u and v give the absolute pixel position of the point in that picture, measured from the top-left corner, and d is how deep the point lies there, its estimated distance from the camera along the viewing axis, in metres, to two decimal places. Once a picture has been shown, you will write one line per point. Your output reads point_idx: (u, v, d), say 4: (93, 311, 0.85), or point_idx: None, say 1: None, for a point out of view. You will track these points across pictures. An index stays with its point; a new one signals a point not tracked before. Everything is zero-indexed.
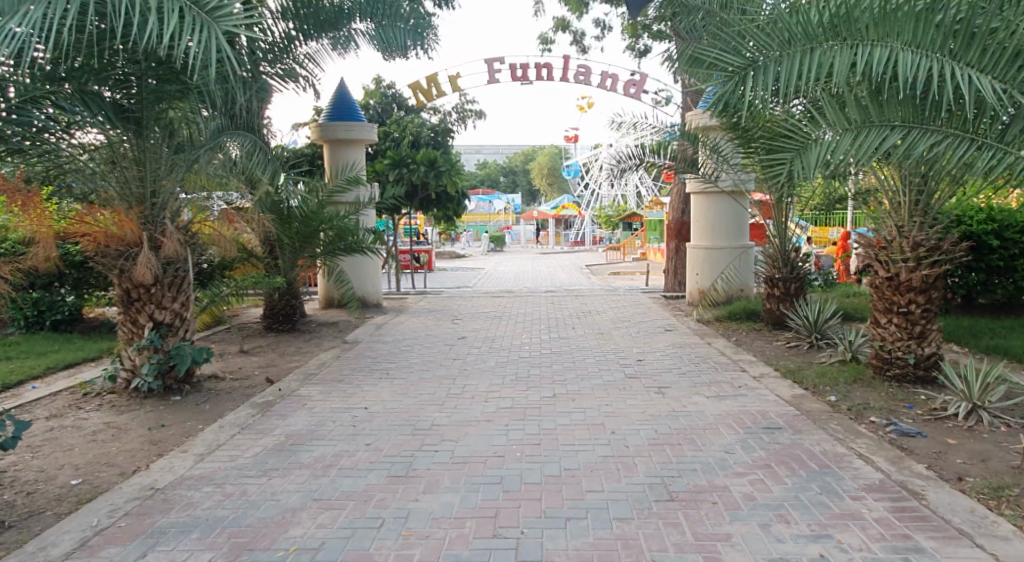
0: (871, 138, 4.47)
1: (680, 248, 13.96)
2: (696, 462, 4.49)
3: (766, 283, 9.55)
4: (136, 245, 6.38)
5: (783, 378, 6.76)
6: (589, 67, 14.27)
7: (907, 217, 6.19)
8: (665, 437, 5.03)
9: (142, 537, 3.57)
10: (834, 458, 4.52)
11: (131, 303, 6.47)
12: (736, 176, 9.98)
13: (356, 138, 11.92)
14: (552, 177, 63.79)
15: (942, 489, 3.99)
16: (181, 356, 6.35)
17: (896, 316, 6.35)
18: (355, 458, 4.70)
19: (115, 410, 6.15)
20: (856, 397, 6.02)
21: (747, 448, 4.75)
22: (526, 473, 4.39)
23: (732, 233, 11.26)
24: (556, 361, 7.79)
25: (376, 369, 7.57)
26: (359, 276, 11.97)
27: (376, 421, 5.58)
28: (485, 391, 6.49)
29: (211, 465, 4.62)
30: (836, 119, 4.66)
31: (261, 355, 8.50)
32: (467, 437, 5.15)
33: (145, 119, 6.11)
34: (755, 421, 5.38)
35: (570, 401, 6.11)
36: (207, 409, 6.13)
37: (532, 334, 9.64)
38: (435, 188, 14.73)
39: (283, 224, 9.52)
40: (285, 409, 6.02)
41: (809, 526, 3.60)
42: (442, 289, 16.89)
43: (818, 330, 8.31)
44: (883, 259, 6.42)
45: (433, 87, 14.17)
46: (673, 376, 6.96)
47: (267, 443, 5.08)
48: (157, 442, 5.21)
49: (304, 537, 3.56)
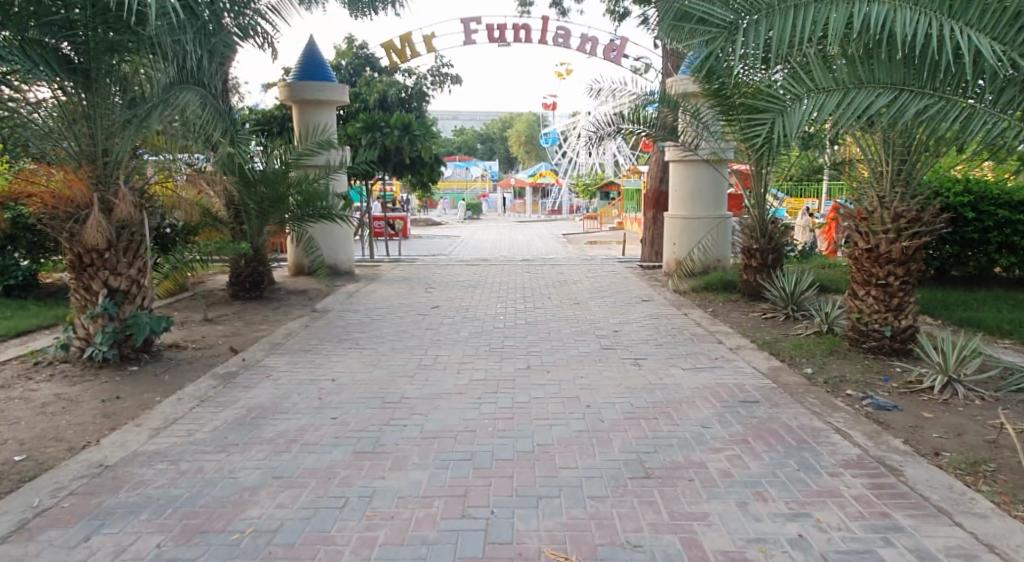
0: (859, 100, 4.31)
1: (658, 218, 13.82)
2: (673, 437, 4.38)
3: (743, 254, 9.44)
4: (85, 207, 6.04)
5: (760, 350, 6.69)
6: (568, 30, 13.91)
7: (889, 188, 6.09)
8: (642, 411, 4.91)
9: (85, 519, 3.36)
10: (811, 433, 4.42)
11: (83, 269, 6.17)
12: (715, 146, 9.88)
13: (326, 99, 11.48)
14: (530, 145, 63.03)
15: (920, 465, 3.90)
16: (139, 325, 6.18)
17: (874, 289, 6.27)
18: (320, 433, 4.51)
19: (68, 381, 5.87)
20: (833, 369, 5.96)
21: (724, 422, 4.63)
22: (498, 448, 4.24)
23: (710, 202, 11.11)
24: (531, 332, 7.64)
25: (346, 338, 7.36)
26: (329, 243, 11.66)
27: (343, 393, 5.39)
28: (457, 363, 6.32)
29: (167, 440, 4.40)
30: (823, 79, 4.50)
31: (227, 324, 8.20)
32: (437, 410, 4.98)
33: (93, 73, 5.74)
34: (732, 394, 5.28)
35: (544, 373, 5.96)
36: (166, 380, 5.88)
37: (507, 304, 9.47)
38: (409, 154, 14.35)
39: (247, 188, 9.12)
40: (248, 380, 5.79)
41: (788, 504, 3.49)
42: (418, 258, 16.52)
43: (795, 301, 8.24)
44: (864, 231, 6.30)
45: (407, 47, 13.72)
46: (649, 348, 6.84)
47: (227, 417, 4.86)
48: (110, 416, 4.96)
49: (261, 519, 3.37)
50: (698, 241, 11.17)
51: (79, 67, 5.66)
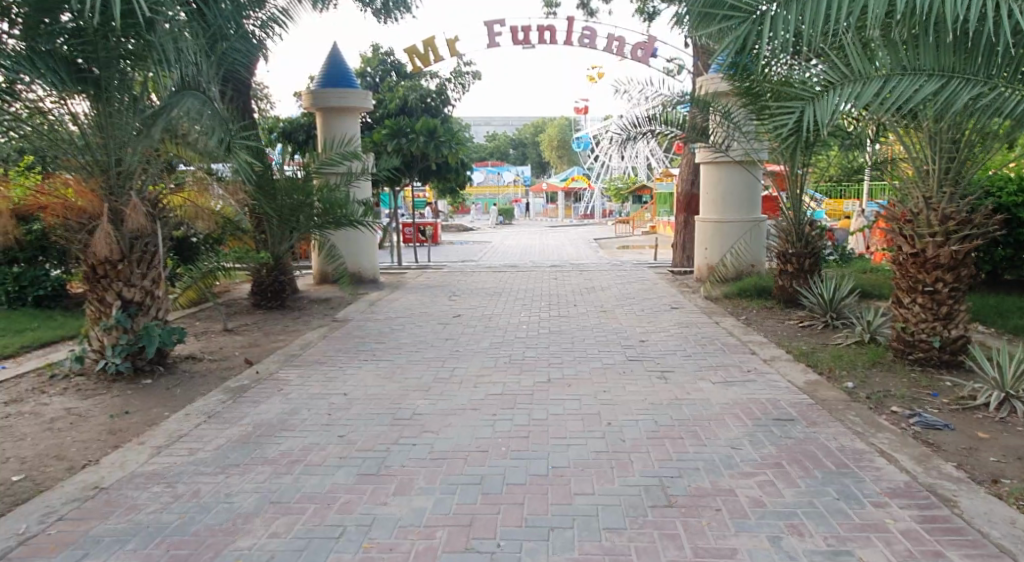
0: (903, 86, 3.93)
1: (689, 222, 13.40)
2: (699, 460, 4.04)
3: (778, 259, 9.01)
4: (95, 218, 6.06)
5: (795, 361, 6.31)
6: (595, 29, 13.60)
7: (936, 188, 5.66)
8: (667, 429, 4.59)
9: (70, 549, 3.22)
10: (853, 456, 4.04)
11: (97, 280, 6.08)
12: (747, 146, 9.48)
13: (350, 106, 11.36)
14: (562, 149, 62.57)
15: (978, 495, 3.50)
16: (150, 337, 6.03)
17: (920, 296, 5.85)
18: (324, 453, 4.29)
19: (81, 394, 5.76)
20: (876, 383, 5.55)
21: (755, 443, 4.29)
22: (510, 472, 3.96)
23: (743, 205, 10.69)
24: (554, 342, 7.35)
25: (363, 350, 7.16)
26: (352, 251, 11.54)
27: (353, 409, 5.17)
28: (475, 376, 6.05)
29: (167, 460, 4.23)
30: (861, 65, 4.13)
31: (246, 334, 8.08)
32: (450, 428, 4.72)
33: (103, 81, 5.67)
34: (765, 411, 4.91)
35: (565, 387, 5.66)
36: (177, 394, 5.74)
37: (531, 312, 9.21)
38: (434, 160, 14.17)
39: (267, 197, 9.02)
40: (258, 394, 5.62)
41: (826, 540, 3.15)
42: (446, 264, 16.36)
43: (834, 309, 7.82)
44: (909, 233, 5.88)
45: (430, 52, 13.57)
46: (677, 359, 6.51)
47: (232, 434, 4.67)
48: (115, 432, 4.82)
49: (251, 550, 3.18)
50: (731, 245, 10.75)
51: (87, 74, 5.61)
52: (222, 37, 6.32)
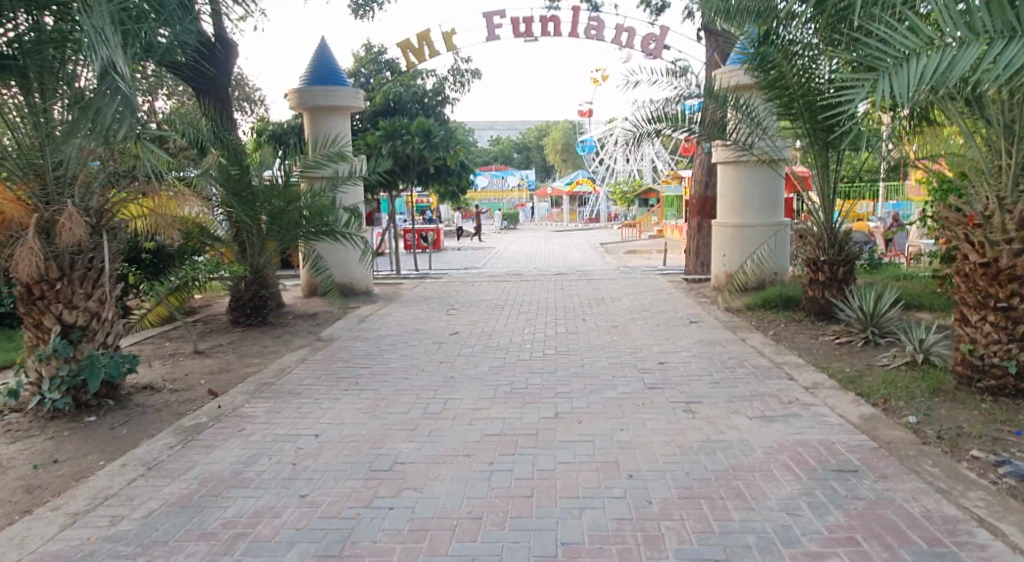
0: (1011, 50, 3.14)
1: (704, 226, 12.51)
2: (749, 534, 3.18)
3: (808, 267, 8.10)
4: (24, 230, 5.14)
5: (842, 389, 5.42)
6: (601, 20, 12.75)
7: (1011, 185, 4.80)
8: (703, 485, 3.73)
9: None
10: (946, 527, 3.18)
11: (33, 302, 5.26)
12: (770, 144, 8.65)
13: (337, 104, 10.53)
14: (565, 152, 61.77)
15: None
16: (93, 369, 5.18)
17: (991, 313, 4.95)
18: (278, 522, 3.45)
19: (9, 437, 4.91)
20: (943, 418, 4.67)
21: (816, 507, 3.43)
22: (508, 551, 3.11)
23: (764, 208, 9.79)
24: (561, 365, 6.49)
25: (344, 376, 6.31)
26: (342, 261, 10.71)
27: (323, 456, 4.34)
28: (470, 410, 5.20)
29: (81, 533, 3.38)
30: (948, 30, 3.37)
31: (218, 357, 7.26)
32: (436, 484, 3.87)
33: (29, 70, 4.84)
34: (819, 458, 4.05)
35: (575, 425, 4.80)
36: (121, 436, 4.90)
37: (536, 328, 8.34)
38: (432, 163, 13.29)
39: (243, 204, 8.08)
40: (213, 438, 4.76)
41: None
42: (447, 272, 15.56)
43: (875, 324, 6.94)
44: (978, 240, 5.00)
45: (425, 46, 12.75)
46: (704, 386, 5.63)
47: (171, 494, 3.83)
48: (32, 490, 3.97)
49: None
50: (752, 251, 9.85)
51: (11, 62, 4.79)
52: (174, 24, 5.46)
